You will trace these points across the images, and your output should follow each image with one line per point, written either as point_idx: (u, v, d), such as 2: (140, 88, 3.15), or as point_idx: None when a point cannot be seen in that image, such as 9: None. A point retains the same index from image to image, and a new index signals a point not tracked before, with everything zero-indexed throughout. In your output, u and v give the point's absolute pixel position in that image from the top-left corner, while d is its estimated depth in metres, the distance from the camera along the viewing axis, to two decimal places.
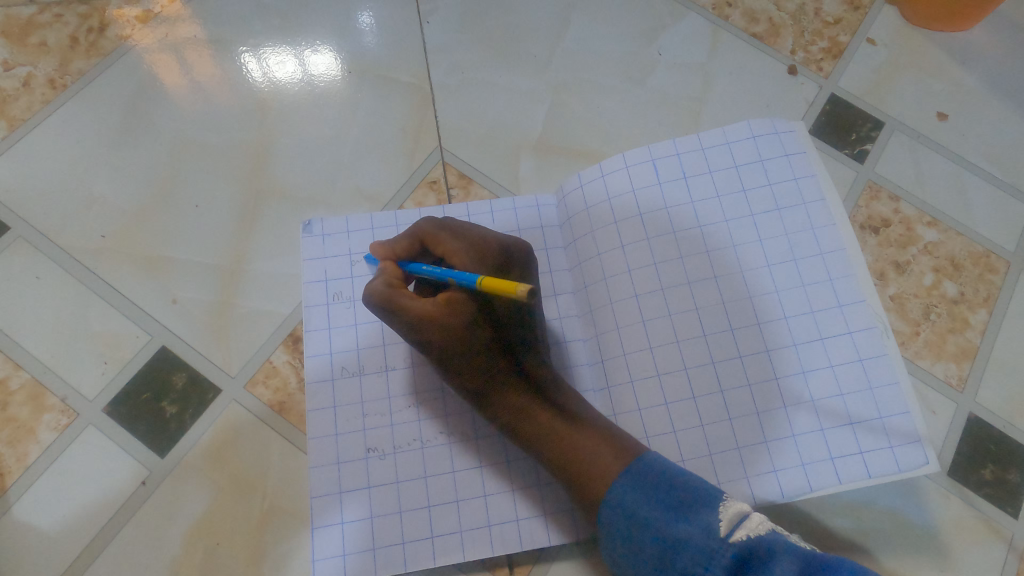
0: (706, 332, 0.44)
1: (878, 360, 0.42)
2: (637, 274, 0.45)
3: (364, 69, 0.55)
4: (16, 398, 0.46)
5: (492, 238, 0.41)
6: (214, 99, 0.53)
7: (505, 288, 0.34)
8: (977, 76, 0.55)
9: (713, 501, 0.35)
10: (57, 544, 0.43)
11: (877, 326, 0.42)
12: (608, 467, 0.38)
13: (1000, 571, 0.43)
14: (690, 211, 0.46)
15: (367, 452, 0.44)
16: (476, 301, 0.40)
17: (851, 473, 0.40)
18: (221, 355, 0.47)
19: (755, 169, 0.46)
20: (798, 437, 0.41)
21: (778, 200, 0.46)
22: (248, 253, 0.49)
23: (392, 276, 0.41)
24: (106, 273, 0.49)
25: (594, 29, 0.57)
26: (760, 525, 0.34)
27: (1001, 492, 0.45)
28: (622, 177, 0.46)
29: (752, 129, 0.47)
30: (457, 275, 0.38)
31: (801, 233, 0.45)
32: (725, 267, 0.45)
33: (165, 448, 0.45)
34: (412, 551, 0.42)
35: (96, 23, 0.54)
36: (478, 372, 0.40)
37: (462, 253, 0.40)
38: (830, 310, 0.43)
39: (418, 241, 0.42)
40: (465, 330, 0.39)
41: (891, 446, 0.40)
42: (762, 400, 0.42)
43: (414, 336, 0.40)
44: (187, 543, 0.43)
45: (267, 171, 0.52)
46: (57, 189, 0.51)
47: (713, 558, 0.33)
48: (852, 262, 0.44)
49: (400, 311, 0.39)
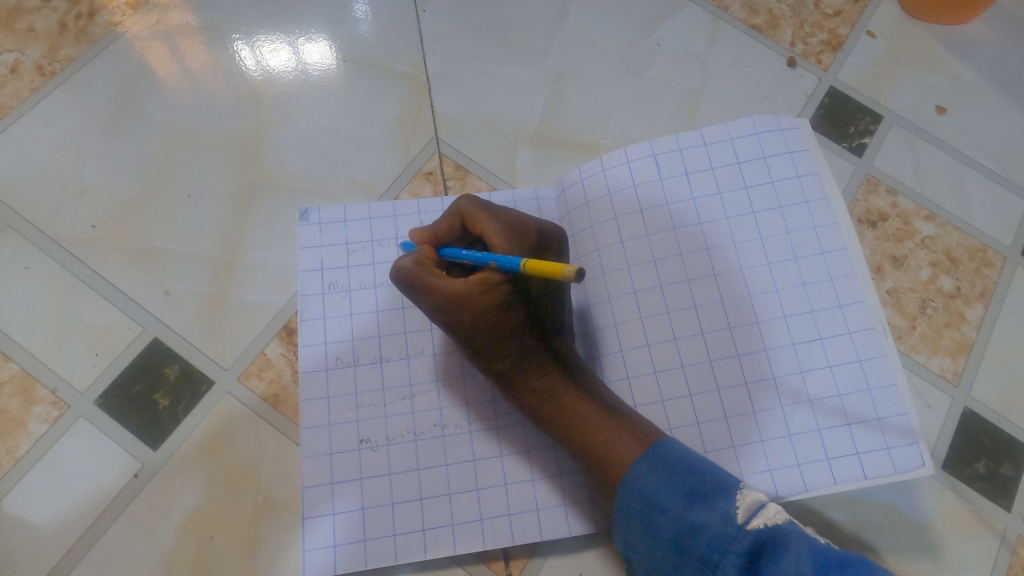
0: (704, 330, 0.43)
1: (877, 361, 0.42)
2: (636, 270, 0.44)
3: (359, 58, 0.54)
4: (7, 389, 0.45)
5: (531, 223, 0.40)
6: (206, 88, 0.53)
7: (546, 271, 0.34)
8: (976, 69, 0.55)
9: (730, 490, 0.35)
10: (48, 538, 0.43)
11: (876, 326, 0.42)
12: (629, 449, 0.38)
13: (992, 563, 0.44)
14: (691, 207, 0.46)
15: (360, 443, 0.43)
16: (511, 283, 0.39)
17: (847, 474, 0.40)
18: (215, 347, 0.46)
19: (757, 165, 0.46)
20: (794, 436, 0.41)
21: (780, 198, 0.45)
22: (242, 244, 0.49)
23: (426, 255, 0.41)
24: (97, 265, 0.48)
25: (593, 19, 0.56)
26: (778, 514, 0.34)
27: (995, 486, 0.46)
28: (623, 172, 0.46)
29: (756, 124, 0.47)
30: (500, 259, 0.38)
31: (803, 231, 0.44)
32: (724, 265, 0.44)
33: (158, 440, 0.45)
34: (403, 543, 0.42)
35: (85, 9, 0.53)
36: (495, 354, 0.40)
37: (501, 235, 0.39)
38: (830, 310, 0.43)
39: (458, 220, 0.41)
40: (498, 312, 0.39)
41: (887, 447, 0.40)
42: (758, 399, 0.42)
43: (443, 317, 0.40)
44: (180, 536, 0.43)
45: (260, 160, 0.51)
46: (47, 178, 0.50)
47: (731, 545, 0.33)
48: (854, 261, 0.44)
49: (430, 291, 0.39)
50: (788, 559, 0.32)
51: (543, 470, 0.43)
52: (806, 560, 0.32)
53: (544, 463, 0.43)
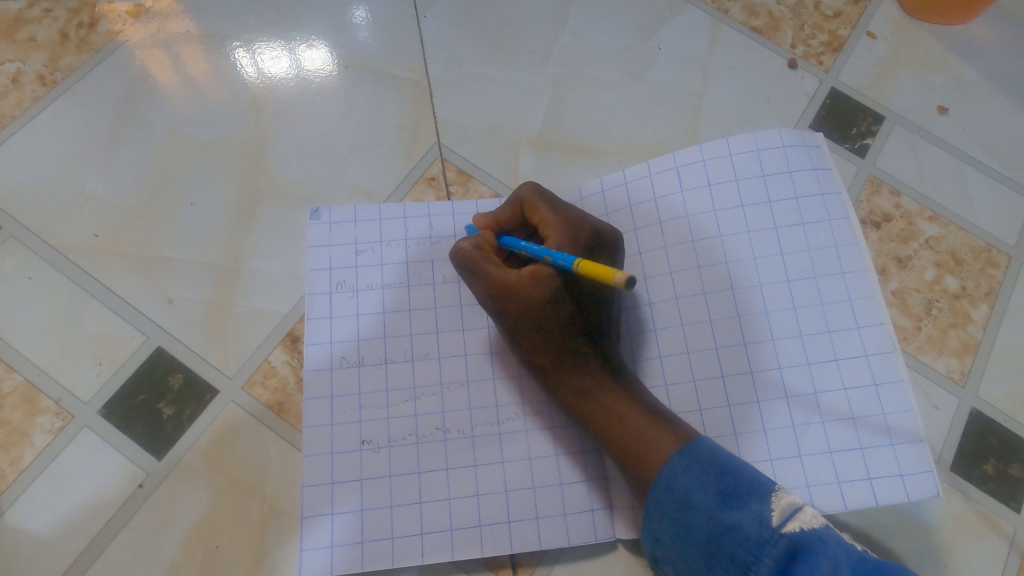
0: (718, 344, 0.44)
1: (893, 386, 0.41)
2: (654, 282, 0.45)
3: (360, 64, 0.54)
4: (10, 401, 0.45)
5: (588, 222, 0.41)
6: (207, 96, 0.53)
7: (600, 274, 0.33)
8: (978, 69, 0.55)
9: (764, 491, 0.35)
10: (51, 550, 0.43)
11: (891, 350, 0.42)
12: (664, 446, 0.38)
13: (1002, 565, 0.43)
14: (712, 219, 0.45)
15: (361, 444, 0.43)
16: (564, 281, 0.39)
17: (858, 497, 0.40)
18: (219, 355, 0.46)
19: (782, 179, 0.45)
20: (804, 458, 0.41)
21: (804, 214, 0.45)
22: (245, 252, 0.49)
23: (486, 241, 0.41)
24: (101, 274, 0.48)
25: (594, 23, 0.56)
26: (814, 518, 0.34)
27: (1004, 487, 0.45)
28: (645, 185, 0.47)
29: (784, 137, 0.46)
30: (555, 256, 0.38)
31: (824, 249, 0.44)
32: (742, 280, 0.44)
33: (163, 450, 0.44)
34: (401, 547, 0.42)
35: (86, 18, 0.53)
36: (543, 349, 0.40)
37: (557, 228, 0.40)
38: (847, 331, 0.43)
39: (519, 209, 0.42)
40: (548, 307, 0.39)
41: (902, 476, 0.40)
42: (768, 415, 0.42)
43: (491, 304, 0.40)
44: (185, 546, 0.43)
45: (262, 168, 0.51)
46: (50, 187, 0.50)
47: (765, 547, 0.33)
48: (874, 284, 0.43)
49: (484, 277, 0.40)
50: (823, 560, 0.32)
51: (545, 477, 0.43)
52: (845, 563, 0.31)
53: (547, 472, 0.43)
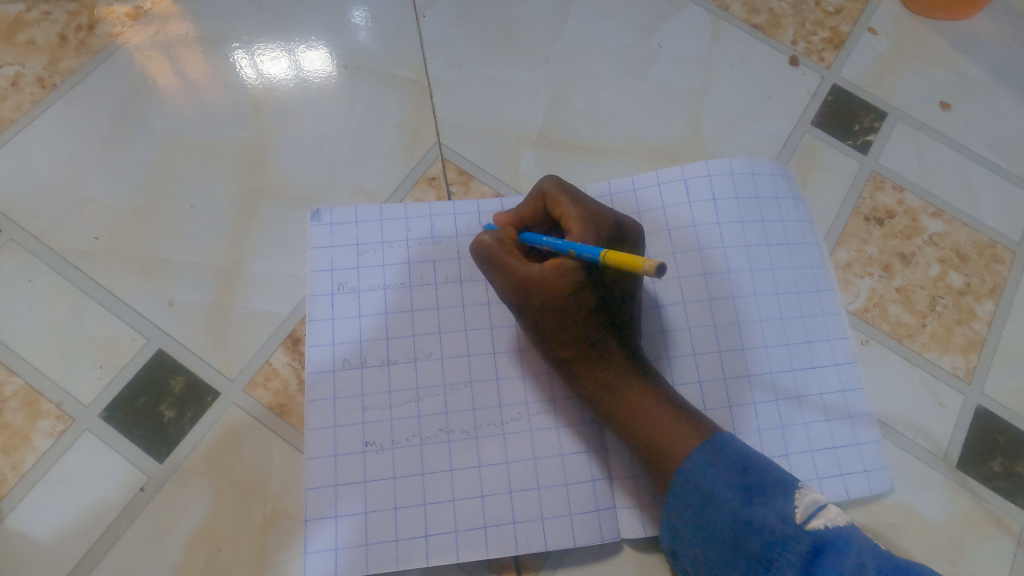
0: (722, 349, 0.44)
1: (856, 393, 0.44)
2: (664, 287, 0.45)
3: (359, 65, 0.54)
4: (11, 405, 0.45)
5: (610, 214, 0.40)
6: (207, 98, 0.52)
7: (628, 262, 0.33)
8: (981, 64, 0.55)
9: (788, 489, 0.35)
10: (52, 555, 0.42)
11: (855, 362, 0.45)
12: (686, 440, 0.38)
13: (1011, 564, 0.43)
14: (716, 232, 0.45)
15: (366, 445, 0.43)
16: (589, 274, 0.39)
17: (830, 493, 0.42)
18: (220, 357, 0.46)
19: (774, 204, 0.47)
20: (790, 456, 0.42)
21: (788, 236, 0.46)
22: (246, 253, 0.49)
23: (507, 235, 0.41)
24: (101, 277, 0.48)
25: (594, 21, 0.56)
26: (838, 516, 0.34)
27: (1012, 485, 0.45)
28: (654, 194, 0.46)
29: (773, 167, 0.48)
30: (580, 248, 0.37)
31: (803, 269, 0.46)
32: (740, 290, 0.45)
33: (165, 453, 0.44)
34: (405, 549, 0.41)
35: (85, 21, 0.53)
36: (566, 342, 0.40)
37: (579, 221, 0.40)
38: (819, 344, 0.45)
39: (541, 203, 0.42)
40: (572, 299, 0.39)
41: (865, 470, 0.43)
42: (762, 416, 0.43)
43: (512, 298, 0.40)
44: (188, 550, 0.43)
45: (263, 169, 0.51)
46: (50, 190, 0.50)
47: (789, 545, 0.33)
48: (838, 302, 0.46)
49: (505, 270, 0.40)
50: (848, 559, 0.31)
51: (549, 478, 0.43)
52: (870, 563, 0.31)
53: (552, 472, 0.43)
